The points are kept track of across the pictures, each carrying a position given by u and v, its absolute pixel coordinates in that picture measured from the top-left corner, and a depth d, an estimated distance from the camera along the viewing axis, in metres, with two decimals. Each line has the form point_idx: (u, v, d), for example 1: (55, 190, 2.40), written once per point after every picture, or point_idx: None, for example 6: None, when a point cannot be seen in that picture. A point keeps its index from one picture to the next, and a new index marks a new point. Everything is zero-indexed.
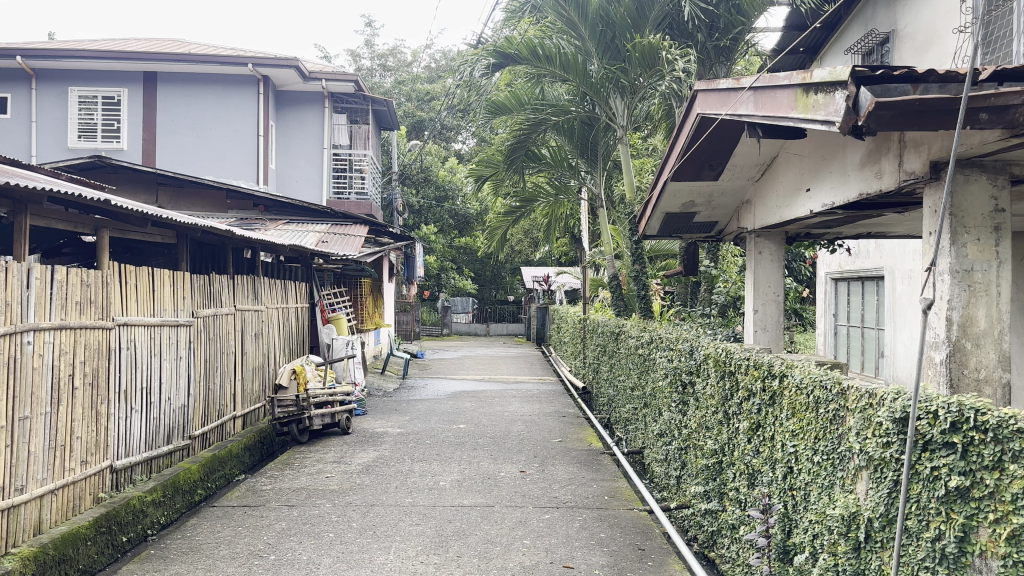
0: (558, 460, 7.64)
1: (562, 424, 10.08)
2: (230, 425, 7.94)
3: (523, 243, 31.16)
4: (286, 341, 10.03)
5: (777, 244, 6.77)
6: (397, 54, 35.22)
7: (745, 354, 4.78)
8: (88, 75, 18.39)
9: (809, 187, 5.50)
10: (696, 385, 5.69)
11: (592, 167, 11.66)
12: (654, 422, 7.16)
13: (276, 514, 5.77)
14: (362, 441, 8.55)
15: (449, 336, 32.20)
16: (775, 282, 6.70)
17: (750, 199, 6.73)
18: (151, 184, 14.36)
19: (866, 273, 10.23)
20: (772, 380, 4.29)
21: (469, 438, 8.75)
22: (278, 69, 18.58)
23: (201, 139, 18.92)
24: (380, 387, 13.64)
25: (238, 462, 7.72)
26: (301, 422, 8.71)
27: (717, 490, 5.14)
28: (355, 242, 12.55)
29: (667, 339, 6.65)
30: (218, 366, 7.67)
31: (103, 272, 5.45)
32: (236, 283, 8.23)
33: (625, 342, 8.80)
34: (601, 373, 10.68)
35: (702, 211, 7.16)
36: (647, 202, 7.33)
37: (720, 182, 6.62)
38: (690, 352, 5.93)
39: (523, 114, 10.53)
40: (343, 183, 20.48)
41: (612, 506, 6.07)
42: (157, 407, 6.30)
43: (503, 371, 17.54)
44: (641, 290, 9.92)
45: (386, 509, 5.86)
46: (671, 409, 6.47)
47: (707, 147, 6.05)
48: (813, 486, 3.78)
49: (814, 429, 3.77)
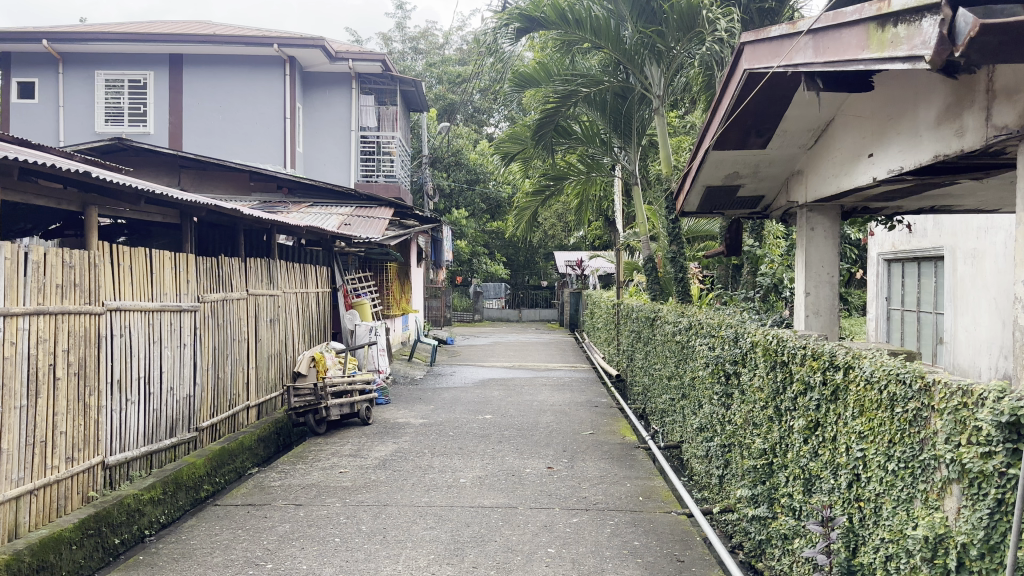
0: (588, 455, 7.08)
1: (594, 414, 9.52)
2: (242, 415, 7.56)
3: (556, 226, 30.57)
4: (306, 327, 9.62)
5: (831, 220, 6.15)
6: (429, 36, 34.70)
7: (799, 342, 4.17)
8: (115, 58, 18.20)
9: (873, 152, 4.85)
10: (742, 375, 5.10)
11: (626, 142, 10.96)
12: (694, 415, 6.59)
13: (280, 515, 5.34)
14: (382, 432, 8.10)
15: (481, 322, 31.76)
16: (830, 261, 6.06)
17: (802, 169, 6.08)
18: (174, 167, 14.07)
19: (922, 253, 9.46)
20: (834, 372, 3.69)
21: (494, 430, 8.24)
22: (304, 49, 18.17)
23: (227, 122, 18.63)
24: (406, 374, 13.21)
25: (251, 455, 7.36)
26: (318, 413, 8.27)
27: (767, 495, 4.57)
28: (379, 224, 12.09)
29: (708, 326, 6.05)
30: (229, 354, 7.27)
31: (90, 253, 5.01)
32: (249, 266, 7.80)
33: (661, 328, 8.20)
34: (635, 361, 10.09)
35: (748, 183, 6.51)
36: (685, 175, 6.68)
37: (768, 150, 5.96)
38: (734, 339, 5.33)
39: (551, 87, 9.96)
40: (371, 166, 19.99)
41: (647, 508, 5.50)
42: (157, 398, 5.91)
43: (534, 358, 17.01)
44: (678, 272, 9.28)
45: (400, 509, 5.37)
46: (712, 403, 5.90)
47: (754, 108, 5.41)
48: (886, 499, 3.18)
49: (888, 431, 3.17)
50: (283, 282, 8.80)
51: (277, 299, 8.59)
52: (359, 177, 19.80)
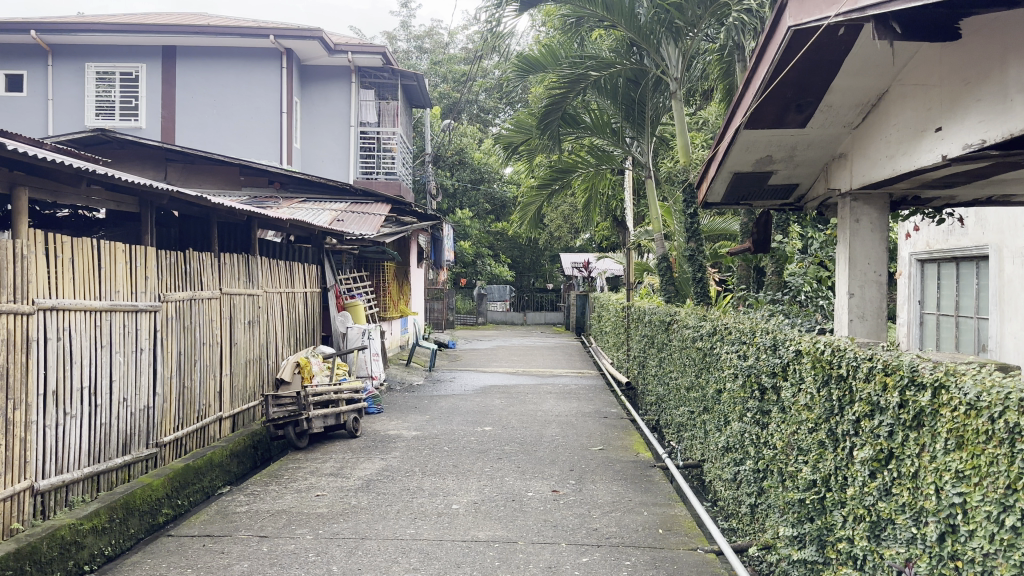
0: (599, 476, 6.28)
1: (604, 427, 8.73)
2: (213, 428, 6.81)
3: (562, 228, 29.79)
4: (291, 331, 8.88)
5: (879, 210, 5.37)
6: (435, 35, 33.92)
7: (865, 353, 3.39)
8: (106, 50, 17.54)
9: (942, 125, 4.06)
10: (783, 390, 4.33)
11: (638, 132, 10.17)
12: (719, 431, 5.82)
13: (240, 550, 4.58)
14: (370, 446, 7.32)
15: (485, 325, 30.98)
16: (877, 257, 5.30)
17: (846, 152, 5.31)
18: (160, 160, 13.28)
19: (962, 252, 8.65)
20: (916, 393, 2.91)
21: (494, 445, 7.45)
22: (301, 41, 17.47)
23: (221, 116, 17.92)
24: (403, 380, 12.43)
25: (221, 472, 6.64)
26: (299, 425, 7.38)
27: (817, 536, 3.80)
28: (373, 220, 11.32)
29: (738, 331, 5.27)
30: (198, 360, 6.53)
31: (16, 242, 4.25)
32: (224, 262, 7.06)
33: (678, 333, 7.43)
34: (648, 369, 9.31)
35: (781, 170, 5.73)
36: (710, 160, 5.89)
37: (808, 130, 5.19)
38: (772, 348, 4.55)
39: (558, 71, 9.24)
40: (371, 162, 19.24)
41: (670, 544, 4.72)
42: (106, 411, 5.17)
43: (539, 363, 16.20)
44: (697, 272, 8.49)
45: (380, 544, 4.61)
46: (742, 421, 5.14)
47: (796, 75, 4.64)
48: (1002, 563, 2.39)
49: (1004, 476, 2.38)
50: (264, 280, 8.05)
51: (258, 300, 7.85)
52: (358, 174, 19.05)
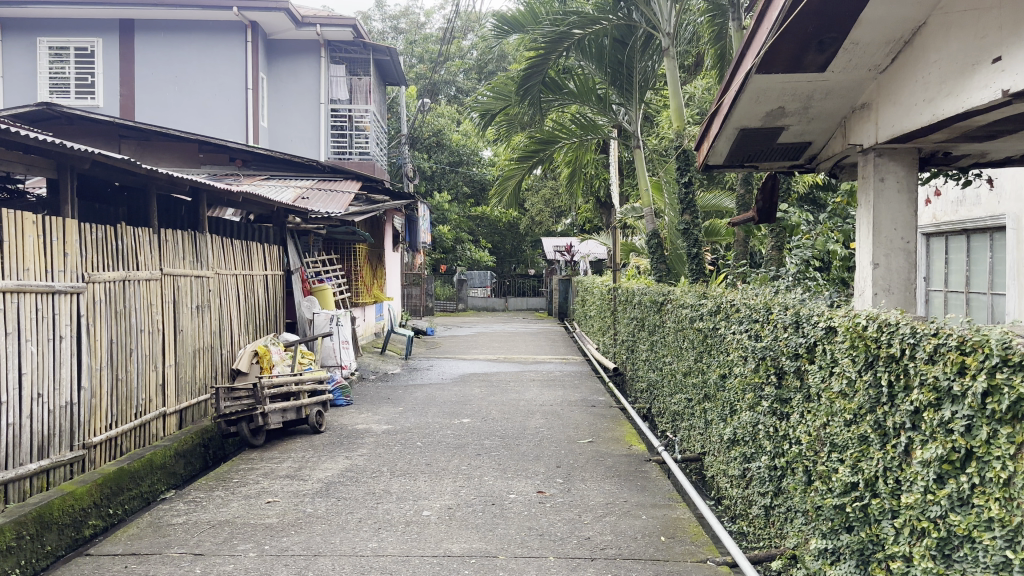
0: (589, 473, 5.59)
1: (591, 417, 8.05)
2: (155, 426, 6.06)
3: (544, 212, 29.01)
4: (249, 317, 8.11)
5: (906, 168, 4.70)
6: (411, 14, 32.93)
7: (927, 328, 2.72)
8: (59, 24, 16.51)
9: (1002, 54, 3.37)
10: (810, 374, 3.66)
11: (626, 98, 9.47)
12: (723, 423, 5.16)
13: (167, 572, 3.84)
14: (334, 443, 6.59)
15: (465, 311, 30.18)
16: (904, 222, 4.67)
17: (870, 101, 4.63)
18: (113, 137, 12.43)
19: (974, 223, 8.02)
20: (1014, 377, 2.23)
21: (472, 439, 6.73)
22: (266, 13, 16.52)
23: (184, 94, 17.00)
24: (377, 369, 11.66)
25: (164, 475, 5.90)
26: (254, 420, 6.58)
27: (859, 550, 3.14)
28: (341, 198, 10.56)
29: (750, 307, 4.58)
30: (134, 349, 5.77)
31: None
32: (163, 239, 6.28)
33: (673, 312, 6.77)
34: (638, 354, 8.65)
35: (793, 124, 5.05)
36: (714, 114, 5.20)
37: (829, 75, 4.50)
38: (794, 326, 3.88)
39: (539, 30, 8.46)
40: (343, 142, 18.37)
41: (674, 556, 4.04)
42: (15, 409, 4.40)
43: (521, 349, 15.47)
44: (693, 247, 7.82)
45: (334, 563, 3.89)
46: (754, 411, 4.47)
47: (824, 3, 3.95)
48: None
49: None
50: (215, 260, 7.28)
51: (208, 283, 7.09)
52: (330, 153, 18.23)
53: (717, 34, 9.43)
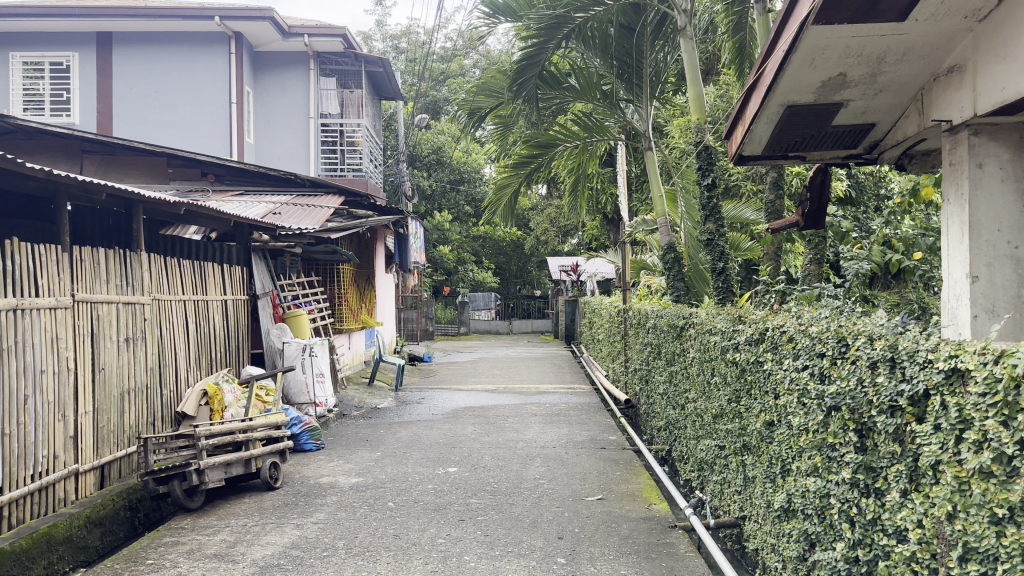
0: (599, 550, 4.39)
1: (602, 462, 6.86)
2: (62, 487, 4.92)
3: (550, 231, 27.90)
4: (200, 350, 6.98)
5: (1012, 149, 3.50)
6: (413, 33, 32.04)
7: None
8: (33, 37, 15.55)
9: None
10: (922, 439, 2.47)
11: (636, 94, 8.49)
12: (772, 485, 3.97)
13: None
14: (288, 505, 5.41)
15: (468, 335, 28.96)
16: (1010, 221, 3.46)
17: (964, 61, 3.48)
18: (74, 152, 11.41)
19: None
20: None
21: (456, 498, 5.54)
22: (250, 23, 15.55)
23: (165, 109, 16.03)
24: (362, 403, 10.49)
25: (69, 551, 4.74)
26: (187, 479, 5.35)
27: None
28: (318, 213, 9.48)
29: (813, 335, 3.40)
30: (30, 393, 4.64)
31: None
32: (73, 258, 5.17)
33: (697, 340, 5.61)
34: (654, 386, 7.48)
35: (857, 97, 3.93)
36: (752, 87, 4.09)
37: (910, 23, 3.37)
38: (889, 366, 2.70)
39: (533, 16, 7.34)
40: (334, 158, 17.33)
41: None
42: None
43: (524, 377, 14.28)
44: (718, 261, 6.68)
45: None
46: (821, 479, 3.29)
47: None
48: None
49: None
50: (150, 283, 6.16)
51: (141, 311, 5.98)
52: (320, 170, 17.20)
53: (735, 25, 8.36)
